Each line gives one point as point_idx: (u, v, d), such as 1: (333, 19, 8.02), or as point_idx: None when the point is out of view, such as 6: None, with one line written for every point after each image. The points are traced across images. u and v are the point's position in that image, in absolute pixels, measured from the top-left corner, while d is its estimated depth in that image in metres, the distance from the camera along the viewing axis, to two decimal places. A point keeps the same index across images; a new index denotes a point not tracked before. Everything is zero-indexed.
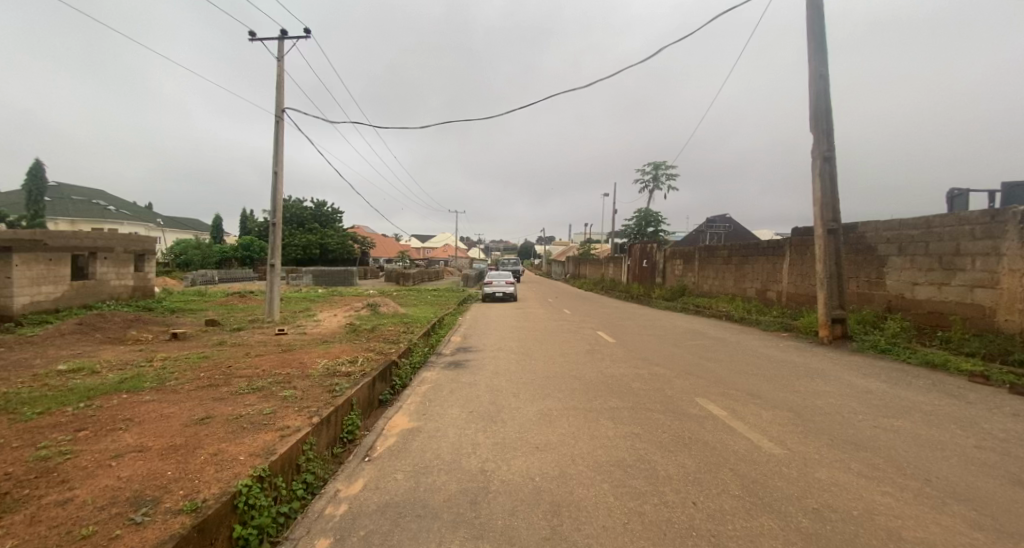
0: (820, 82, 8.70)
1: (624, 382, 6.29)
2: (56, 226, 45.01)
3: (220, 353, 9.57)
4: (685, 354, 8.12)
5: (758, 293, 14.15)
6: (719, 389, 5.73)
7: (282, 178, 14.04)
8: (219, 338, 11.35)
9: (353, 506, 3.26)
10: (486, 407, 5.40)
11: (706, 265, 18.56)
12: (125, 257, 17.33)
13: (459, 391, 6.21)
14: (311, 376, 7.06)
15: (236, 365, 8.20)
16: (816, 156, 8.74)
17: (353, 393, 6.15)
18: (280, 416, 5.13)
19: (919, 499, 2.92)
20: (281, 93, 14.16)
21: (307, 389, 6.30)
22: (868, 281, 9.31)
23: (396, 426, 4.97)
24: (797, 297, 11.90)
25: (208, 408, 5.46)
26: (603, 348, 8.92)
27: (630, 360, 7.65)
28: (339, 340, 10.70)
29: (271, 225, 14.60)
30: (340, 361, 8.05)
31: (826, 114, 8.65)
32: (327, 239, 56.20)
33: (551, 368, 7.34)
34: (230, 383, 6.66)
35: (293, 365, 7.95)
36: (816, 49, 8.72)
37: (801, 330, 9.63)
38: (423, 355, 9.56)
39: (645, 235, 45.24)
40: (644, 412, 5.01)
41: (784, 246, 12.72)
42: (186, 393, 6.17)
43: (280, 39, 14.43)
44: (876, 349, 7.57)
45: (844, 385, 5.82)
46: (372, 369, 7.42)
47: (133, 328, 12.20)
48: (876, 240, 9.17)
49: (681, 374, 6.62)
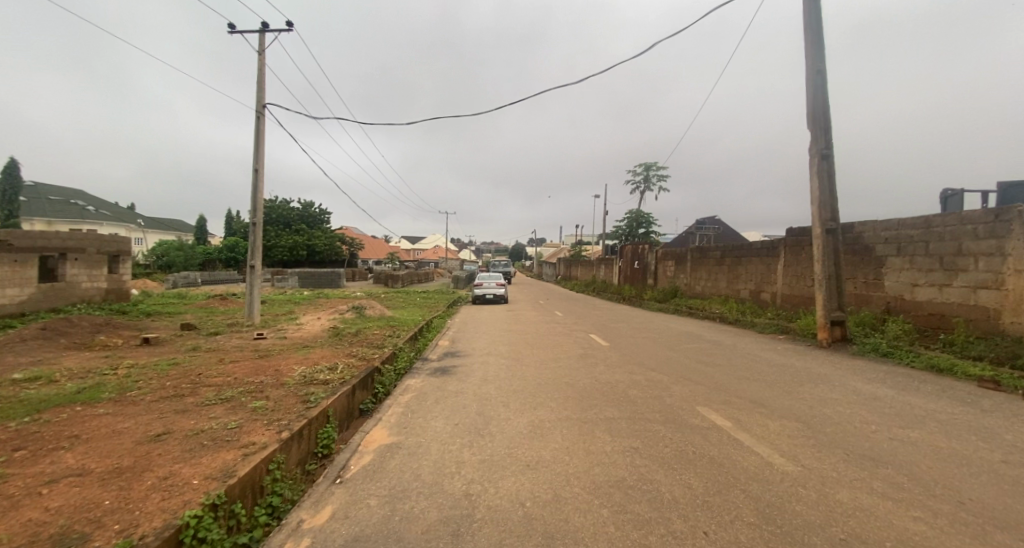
0: (818, 79, 8.48)
1: (619, 390, 5.94)
2: (32, 226, 43.59)
3: (192, 359, 8.99)
4: (682, 359, 7.79)
5: (752, 294, 13.95)
6: (720, 396, 5.40)
7: (263, 176, 13.50)
8: (193, 343, 10.77)
9: (316, 541, 2.83)
10: (473, 419, 5.00)
11: (699, 266, 18.36)
12: (99, 258, 16.51)
13: (444, 400, 5.79)
14: (286, 384, 6.57)
15: (207, 372, 7.66)
16: (814, 154, 8.52)
17: (330, 403, 5.70)
18: (247, 431, 4.66)
19: (957, 526, 2.57)
20: (262, 88, 13.64)
21: (279, 400, 5.83)
22: (867, 282, 9.11)
23: (373, 441, 4.54)
24: (792, 298, 11.71)
25: (167, 422, 4.96)
26: (596, 352, 8.57)
27: (625, 365, 7.30)
28: (320, 345, 10.19)
29: (252, 225, 14.02)
30: (319, 368, 7.56)
31: (824, 111, 8.44)
32: (314, 240, 55.24)
33: (543, 374, 6.96)
34: (196, 393, 6.14)
35: (268, 372, 7.44)
36: (813, 45, 8.52)
37: (799, 333, 9.40)
38: (408, 360, 9.11)
39: (636, 236, 45.19)
40: (644, 423, 4.65)
41: (778, 247, 12.52)
42: (147, 405, 5.65)
43: (261, 33, 13.90)
44: (878, 352, 7.35)
45: (850, 391, 5.54)
46: (351, 377, 6.97)
47: (101, 333, 11.50)
48: (874, 240, 8.97)
49: (679, 380, 6.28)
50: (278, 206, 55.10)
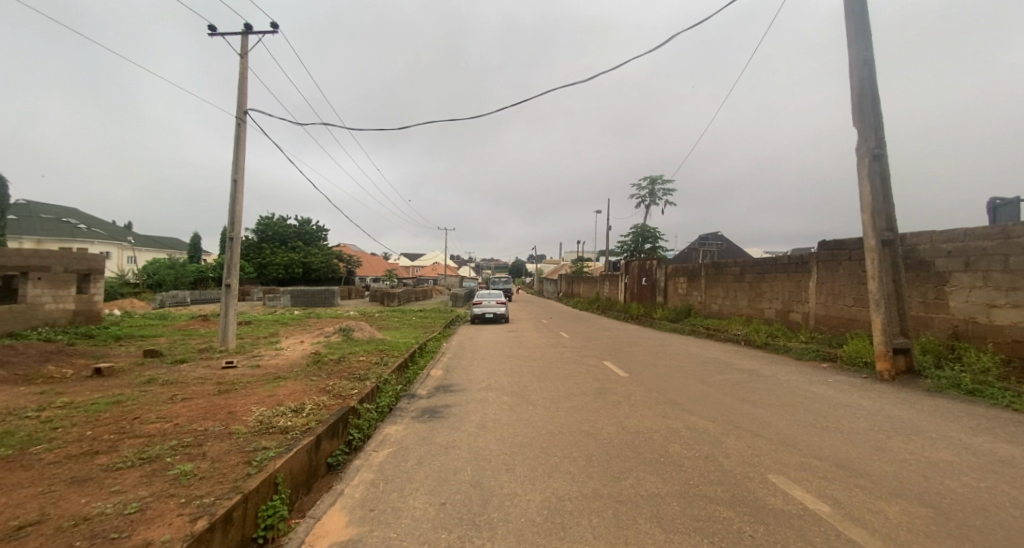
0: (865, 70, 7.45)
1: (656, 444, 4.64)
2: (20, 244, 42.62)
3: (141, 395, 7.63)
4: (721, 397, 6.47)
5: (779, 314, 12.68)
6: (794, 458, 4.08)
7: (243, 187, 12.39)
8: (151, 375, 9.37)
9: None
10: (467, 494, 3.69)
11: (714, 283, 17.11)
12: (67, 277, 15.24)
13: (431, 460, 4.50)
14: (234, 435, 5.23)
15: (146, 414, 6.30)
16: (863, 154, 7.40)
17: (280, 466, 4.34)
18: (150, 519, 3.30)
19: None
20: (242, 93, 12.64)
21: (218, 460, 4.49)
22: (926, 302, 7.86)
23: (323, 537, 3.19)
24: (828, 319, 10.47)
25: (45, 505, 3.56)
26: (615, 386, 7.29)
27: (654, 406, 6.01)
28: (294, 376, 8.86)
29: (230, 239, 12.86)
30: (280, 409, 6.23)
31: (873, 106, 7.37)
32: (310, 257, 54.17)
33: (555, 418, 5.67)
34: (114, 450, 4.77)
35: (219, 415, 6.09)
36: (858, 32, 7.51)
37: (849, 361, 8.10)
38: (393, 396, 7.80)
39: (641, 251, 44.02)
40: (706, 505, 3.32)
41: (809, 262, 11.35)
42: (37, 471, 4.27)
43: (245, 34, 12.99)
44: (961, 389, 6.05)
45: (961, 448, 4.21)
46: (318, 423, 5.66)
47: (51, 362, 10.12)
48: (933, 254, 7.76)
49: (729, 429, 4.95)
50: (275, 222, 54.23)
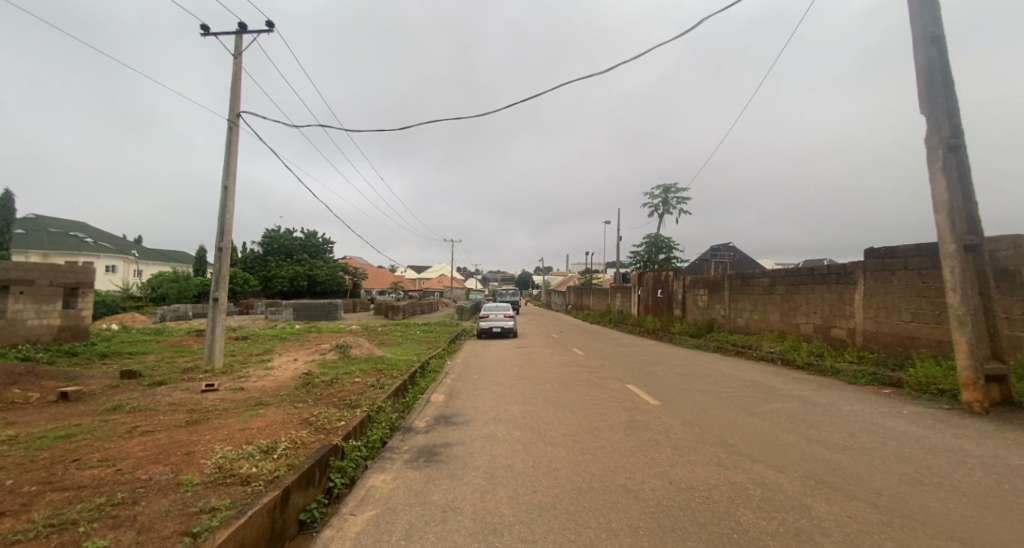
0: (933, 48, 6.43)
1: (723, 510, 3.49)
2: (26, 258, 42.51)
3: (97, 427, 6.61)
4: (782, 435, 5.31)
5: (819, 329, 11.46)
6: (924, 540, 2.92)
7: (234, 194, 11.57)
8: (119, 400, 8.35)
9: None
10: None
11: (740, 295, 15.92)
12: (52, 291, 14.44)
13: (423, 531, 3.38)
14: (182, 488, 4.18)
15: (88, 456, 5.24)
16: (935, 145, 6.34)
17: (227, 536, 3.23)
18: None
19: None
20: (235, 96, 11.93)
21: (145, 533, 3.37)
22: (1012, 318, 6.70)
23: None
24: (880, 336, 9.29)
25: None
26: (648, 419, 6.18)
27: (704, 450, 4.87)
28: (278, 402, 7.83)
29: (219, 250, 11.98)
30: (248, 450, 5.18)
31: (945, 89, 6.33)
32: (316, 269, 53.57)
33: (581, 465, 4.57)
34: (20, 515, 3.69)
35: (174, 458, 5.03)
36: (924, 7, 6.52)
37: (920, 389, 6.91)
38: (385, 429, 6.69)
39: (655, 261, 42.61)
40: None
41: (855, 272, 10.16)
42: None
43: (239, 34, 12.36)
44: None
45: None
46: (291, 469, 4.58)
47: (16, 384, 9.18)
48: (1018, 261, 6.60)
49: (815, 488, 3.77)
50: (280, 235, 53.91)
